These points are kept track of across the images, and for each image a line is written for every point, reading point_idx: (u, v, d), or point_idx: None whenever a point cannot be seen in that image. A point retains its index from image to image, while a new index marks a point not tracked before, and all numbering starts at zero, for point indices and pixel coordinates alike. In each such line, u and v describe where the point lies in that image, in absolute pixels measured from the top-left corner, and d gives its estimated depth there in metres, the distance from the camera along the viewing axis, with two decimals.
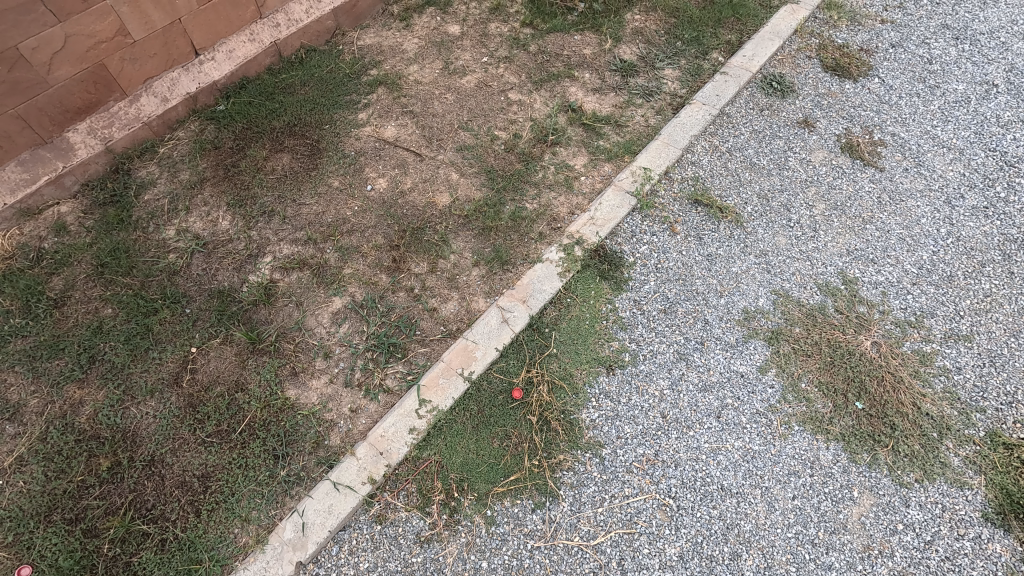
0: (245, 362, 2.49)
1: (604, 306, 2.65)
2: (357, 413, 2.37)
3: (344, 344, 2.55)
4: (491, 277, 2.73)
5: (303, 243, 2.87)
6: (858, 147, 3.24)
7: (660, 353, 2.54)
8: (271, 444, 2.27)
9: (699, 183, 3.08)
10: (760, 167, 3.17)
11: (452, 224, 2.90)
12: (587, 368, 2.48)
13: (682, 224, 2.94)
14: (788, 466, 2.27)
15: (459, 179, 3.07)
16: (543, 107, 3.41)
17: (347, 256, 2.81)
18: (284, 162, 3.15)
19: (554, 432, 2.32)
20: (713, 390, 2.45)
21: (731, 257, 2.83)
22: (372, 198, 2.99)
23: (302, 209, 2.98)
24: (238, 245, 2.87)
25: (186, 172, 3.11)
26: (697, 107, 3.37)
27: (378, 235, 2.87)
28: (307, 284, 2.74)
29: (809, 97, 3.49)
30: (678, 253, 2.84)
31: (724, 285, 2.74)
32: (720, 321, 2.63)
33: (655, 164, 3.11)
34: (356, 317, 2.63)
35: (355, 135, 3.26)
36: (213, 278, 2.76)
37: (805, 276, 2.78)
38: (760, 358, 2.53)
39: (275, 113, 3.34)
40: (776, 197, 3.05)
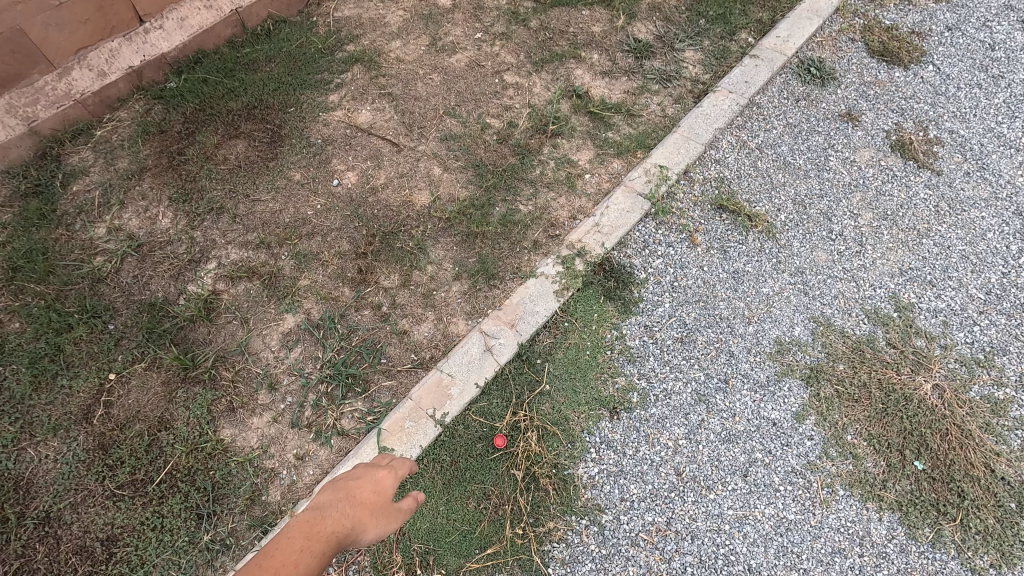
0: (173, 394, 2.07)
1: (609, 333, 2.21)
2: (303, 462, 1.95)
3: (295, 373, 2.12)
4: (475, 294, 2.28)
5: (255, 248, 2.44)
6: (911, 146, 2.76)
7: (674, 394, 2.10)
8: (194, 500, 1.85)
9: (725, 185, 2.61)
10: (796, 167, 2.69)
11: (431, 229, 2.45)
12: (587, 411, 2.05)
13: (704, 234, 2.47)
14: (831, 543, 1.84)
15: (442, 174, 2.62)
16: (544, 92, 2.94)
17: (304, 265, 2.37)
18: (239, 150, 2.69)
19: (543, 492, 1.89)
20: (739, 442, 2.01)
21: (761, 276, 2.37)
22: (338, 195, 2.54)
23: (257, 207, 2.54)
24: (179, 248, 2.44)
25: (125, 160, 2.67)
26: (722, 94, 2.90)
27: (342, 239, 2.42)
28: (256, 298, 2.31)
29: (853, 85, 3.01)
30: (699, 270, 2.38)
31: (753, 310, 2.29)
32: (748, 354, 2.19)
33: (673, 161, 2.64)
34: (310, 340, 2.20)
35: (323, 120, 2.80)
36: (145, 287, 2.33)
37: (850, 300, 2.32)
38: (796, 403, 2.09)
39: (232, 92, 2.88)
40: (814, 203, 2.58)
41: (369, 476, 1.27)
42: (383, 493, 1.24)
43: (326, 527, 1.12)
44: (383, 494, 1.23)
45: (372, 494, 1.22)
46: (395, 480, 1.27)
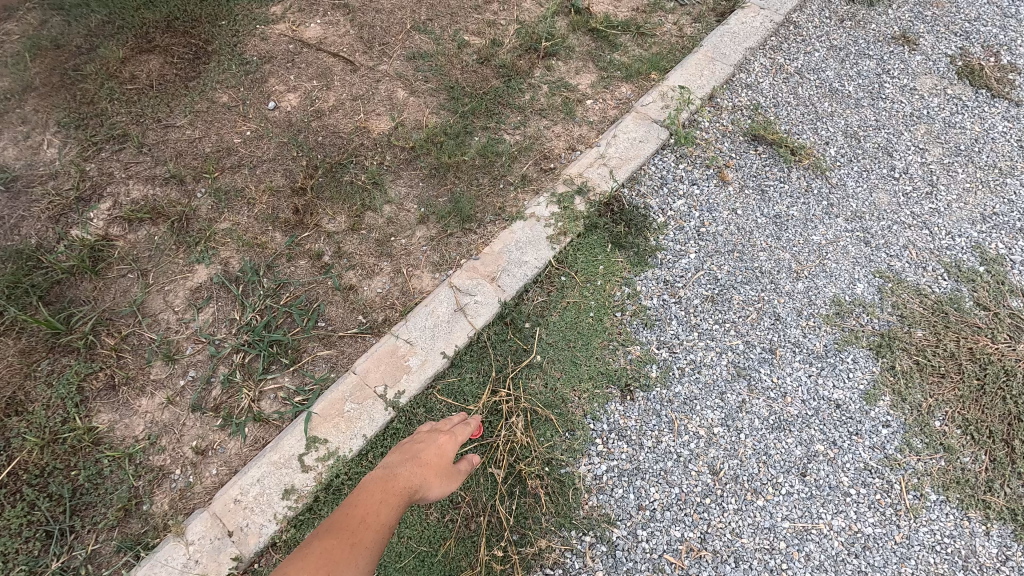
0: (32, 366, 1.53)
1: (618, 290, 1.70)
2: (204, 457, 1.43)
3: (202, 340, 1.59)
4: (445, 240, 1.76)
5: (163, 184, 1.89)
6: (982, 73, 2.27)
7: (705, 368, 1.60)
8: (43, 511, 1.32)
9: (759, 114, 2.10)
10: (844, 95, 2.19)
11: (391, 161, 1.93)
12: (590, 389, 1.54)
13: (735, 170, 1.96)
14: (926, 567, 1.34)
15: (407, 98, 2.09)
16: (535, 8, 2.41)
17: (225, 204, 1.83)
18: (153, 67, 2.15)
19: (533, 499, 1.39)
20: (792, 430, 1.51)
21: (810, 221, 1.87)
22: (274, 119, 2.00)
23: (170, 134, 2.00)
24: (65, 183, 1.89)
25: (6, 78, 2.12)
26: (753, 11, 2.41)
27: (276, 173, 1.89)
28: (160, 245, 1.77)
29: (906, 6, 2.51)
30: (732, 213, 1.87)
31: (801, 263, 1.79)
32: (798, 317, 1.69)
33: (695, 84, 2.13)
34: (226, 298, 1.67)
35: (261, 34, 2.25)
36: (14, 231, 1.78)
37: (924, 251, 1.82)
38: (865, 379, 1.59)
39: (151, 3, 2.33)
40: (870, 136, 2.08)
41: (432, 435, 1.25)
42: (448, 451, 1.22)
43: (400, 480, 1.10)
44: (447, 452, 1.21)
45: (438, 451, 1.20)
46: (458, 438, 1.25)
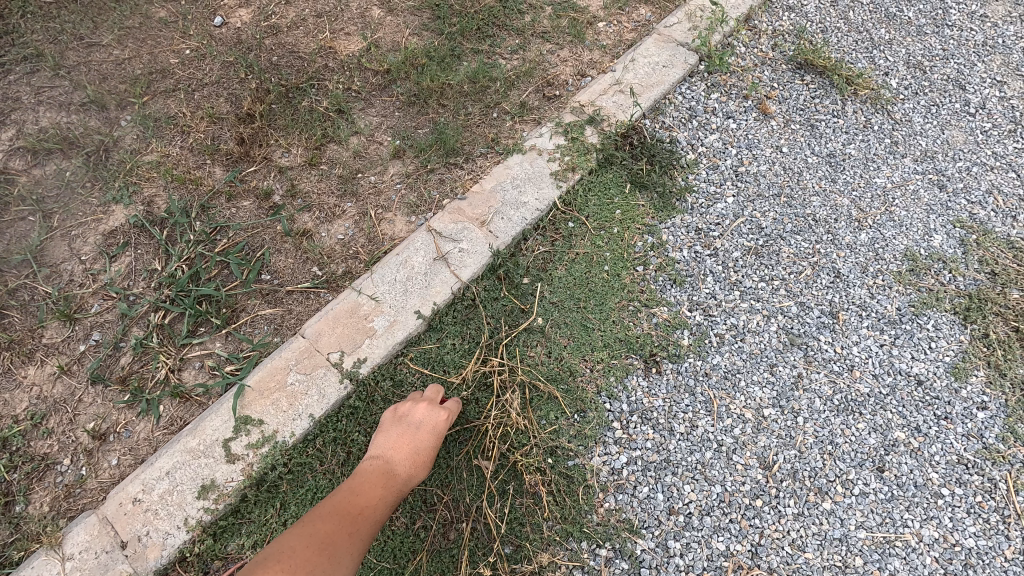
0: None
1: (639, 238, 1.36)
2: (103, 443, 1.09)
3: (112, 296, 1.26)
4: (425, 178, 1.42)
5: (81, 112, 1.55)
6: None
7: (750, 335, 1.26)
8: None
9: (805, 38, 1.75)
10: (904, 21, 1.85)
11: (361, 86, 1.58)
12: (605, 360, 1.20)
13: (779, 102, 1.62)
14: None
15: (384, 16, 1.74)
16: None
17: (154, 134, 1.49)
18: None
19: (531, 499, 1.06)
20: (863, 413, 1.18)
21: (872, 161, 1.53)
22: (221, 37, 1.65)
23: (93, 55, 1.64)
24: None
25: None
26: None
27: (219, 98, 1.54)
28: (70, 182, 1.43)
29: None
30: (776, 151, 1.54)
31: (864, 210, 1.45)
32: (864, 273, 1.35)
33: (729, 3, 1.78)
34: (147, 245, 1.32)
35: None
36: None
37: (1013, 197, 1.49)
38: (952, 350, 1.26)
39: None
40: (936, 67, 1.75)
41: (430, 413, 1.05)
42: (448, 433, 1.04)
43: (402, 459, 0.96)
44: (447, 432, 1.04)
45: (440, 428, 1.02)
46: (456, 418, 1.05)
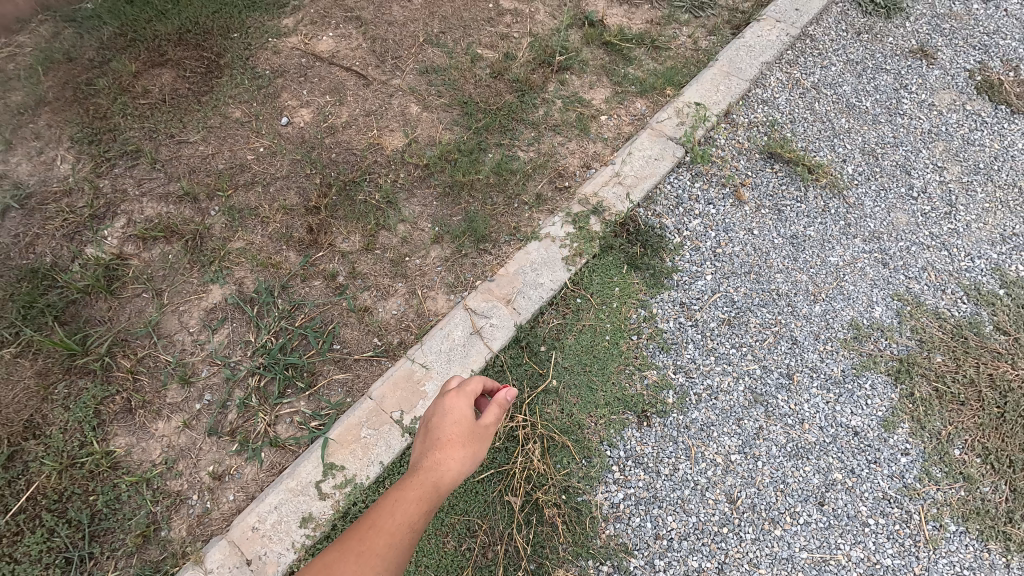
0: (49, 389, 1.53)
1: (634, 312, 1.69)
2: (221, 482, 1.43)
3: (217, 363, 1.59)
4: (460, 261, 1.75)
5: (177, 202, 1.89)
6: (1002, 88, 2.24)
7: (723, 393, 1.58)
8: (63, 537, 1.34)
9: (776, 130, 2.08)
10: (862, 111, 2.17)
11: (404, 179, 1.92)
12: (606, 415, 1.53)
13: (752, 189, 1.95)
14: None
15: (421, 114, 2.08)
16: (549, 19, 2.39)
17: (239, 223, 1.83)
18: (165, 82, 2.14)
19: (549, 527, 1.38)
20: (810, 458, 1.50)
21: (828, 241, 1.86)
22: (288, 136, 1.99)
23: (183, 151, 1.99)
24: (79, 200, 1.89)
25: (20, 93, 2.12)
26: (769, 24, 2.36)
27: (290, 191, 1.88)
28: (174, 265, 1.77)
29: (924, 18, 2.48)
30: (748, 233, 1.86)
31: (819, 285, 1.77)
32: (816, 341, 1.67)
33: (711, 101, 2.11)
34: (241, 320, 1.66)
35: (273, 47, 2.24)
36: (29, 249, 1.79)
37: (943, 273, 1.81)
38: (884, 406, 1.57)
39: (162, 15, 2.32)
40: (888, 154, 2.06)
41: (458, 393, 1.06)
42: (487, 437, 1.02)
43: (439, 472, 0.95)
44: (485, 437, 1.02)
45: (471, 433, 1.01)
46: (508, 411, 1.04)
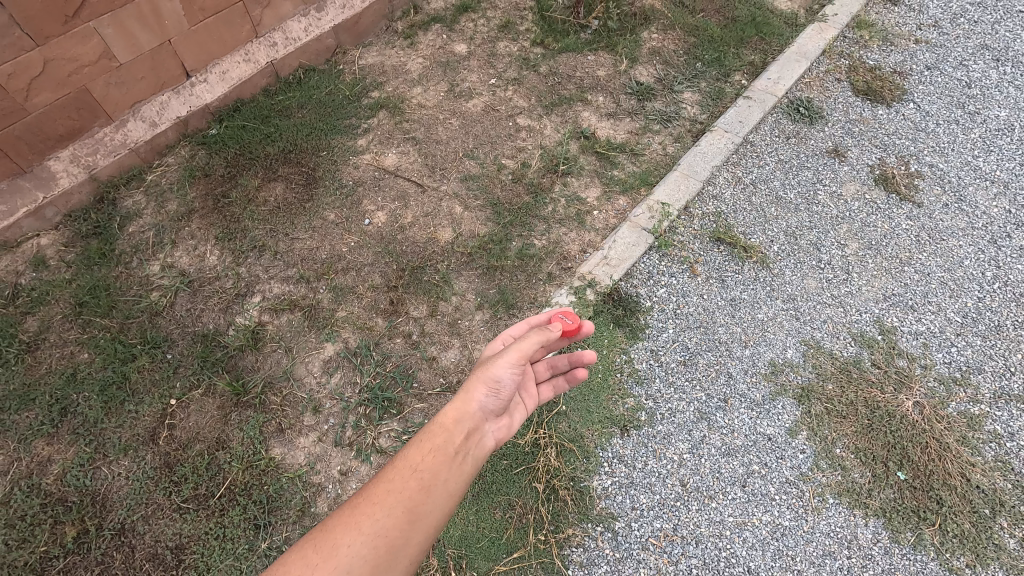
0: (227, 417, 2.29)
1: (618, 357, 2.43)
2: (347, 476, 2.18)
3: (336, 397, 2.35)
4: (497, 323, 2.52)
5: (295, 283, 2.66)
6: (893, 180, 3.01)
7: (679, 413, 2.32)
8: (252, 512, 2.08)
9: (722, 220, 2.85)
10: (787, 201, 2.94)
11: (454, 263, 2.70)
12: (599, 428, 2.27)
13: (703, 265, 2.71)
14: (822, 546, 2.05)
15: (464, 213, 2.87)
16: (554, 133, 3.20)
17: (341, 298, 2.60)
18: (278, 192, 2.95)
19: (563, 502, 2.10)
20: (738, 455, 2.23)
21: (757, 302, 2.61)
22: (370, 233, 2.80)
23: (296, 244, 2.77)
24: (226, 283, 2.67)
25: (174, 203, 2.92)
26: (719, 134, 3.15)
27: (375, 274, 2.67)
28: (298, 328, 2.53)
29: (839, 123, 3.27)
30: (700, 298, 2.61)
31: (749, 335, 2.51)
32: (745, 374, 2.41)
33: (674, 198, 2.89)
34: (348, 367, 2.42)
35: (353, 163, 3.06)
36: (198, 319, 2.56)
37: (839, 324, 2.55)
38: (790, 419, 2.30)
39: (269, 138, 3.13)
40: (805, 235, 2.82)
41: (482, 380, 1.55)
42: (506, 364, 1.50)
43: (450, 423, 1.37)
44: (501, 369, 1.49)
45: (483, 372, 1.50)
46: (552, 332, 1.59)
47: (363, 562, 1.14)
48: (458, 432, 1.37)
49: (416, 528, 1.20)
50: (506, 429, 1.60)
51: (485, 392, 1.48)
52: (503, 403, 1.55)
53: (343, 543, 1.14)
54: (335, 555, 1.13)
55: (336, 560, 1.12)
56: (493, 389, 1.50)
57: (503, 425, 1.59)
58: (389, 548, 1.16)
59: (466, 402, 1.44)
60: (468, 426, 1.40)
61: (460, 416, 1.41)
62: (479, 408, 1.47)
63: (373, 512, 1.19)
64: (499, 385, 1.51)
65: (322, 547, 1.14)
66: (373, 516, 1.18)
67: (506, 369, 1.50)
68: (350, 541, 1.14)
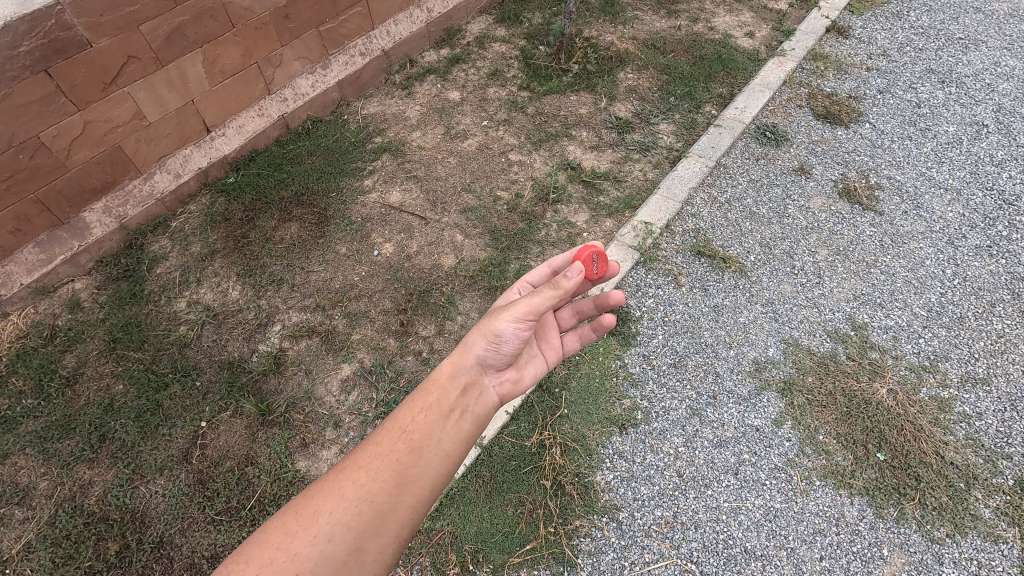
0: (255, 436, 2.47)
1: (613, 362, 2.64)
2: None
3: (354, 412, 2.53)
4: None
5: (312, 311, 2.88)
6: (856, 192, 3.29)
7: (672, 410, 2.51)
8: None
9: (701, 235, 3.11)
10: (760, 216, 3.21)
11: (458, 285, 2.93)
12: (600, 428, 2.45)
13: (686, 276, 2.95)
14: (812, 525, 2.20)
15: (464, 240, 3.13)
16: (543, 166, 3.49)
17: (355, 322, 2.82)
18: (293, 231, 3.20)
19: (569, 496, 2.26)
20: (729, 446, 2.40)
21: (738, 307, 2.83)
22: (380, 263, 3.05)
23: (311, 277, 3.01)
24: (248, 314, 2.88)
25: (197, 244, 3.16)
26: (693, 159, 3.45)
27: (385, 299, 2.90)
28: (317, 352, 2.73)
29: (803, 144, 3.58)
30: (685, 306, 2.84)
31: (732, 336, 2.73)
32: (731, 373, 2.61)
33: (656, 218, 3.16)
34: (365, 384, 2.62)
35: (361, 202, 3.34)
36: (224, 349, 2.75)
37: (814, 323, 2.77)
38: (775, 411, 2.48)
39: (283, 183, 3.41)
40: (778, 245, 3.08)
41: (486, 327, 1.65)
42: (508, 317, 1.56)
43: (443, 381, 1.49)
44: (501, 322, 1.56)
45: (484, 326, 1.58)
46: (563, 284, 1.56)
47: (345, 527, 1.22)
48: (452, 390, 1.48)
49: (404, 490, 1.28)
50: (510, 385, 1.69)
51: (484, 346, 1.57)
52: (504, 359, 1.63)
53: (326, 508, 1.24)
54: (317, 520, 1.22)
55: (317, 524, 1.22)
56: (493, 343, 1.58)
57: (507, 381, 1.69)
58: (373, 510, 1.25)
59: (463, 358, 1.55)
60: (462, 383, 1.51)
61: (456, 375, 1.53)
62: (476, 363, 1.57)
63: (360, 477, 1.28)
64: (499, 337, 1.58)
65: (307, 512, 1.24)
66: (356, 482, 1.27)
67: (508, 323, 1.57)
68: (335, 505, 1.24)
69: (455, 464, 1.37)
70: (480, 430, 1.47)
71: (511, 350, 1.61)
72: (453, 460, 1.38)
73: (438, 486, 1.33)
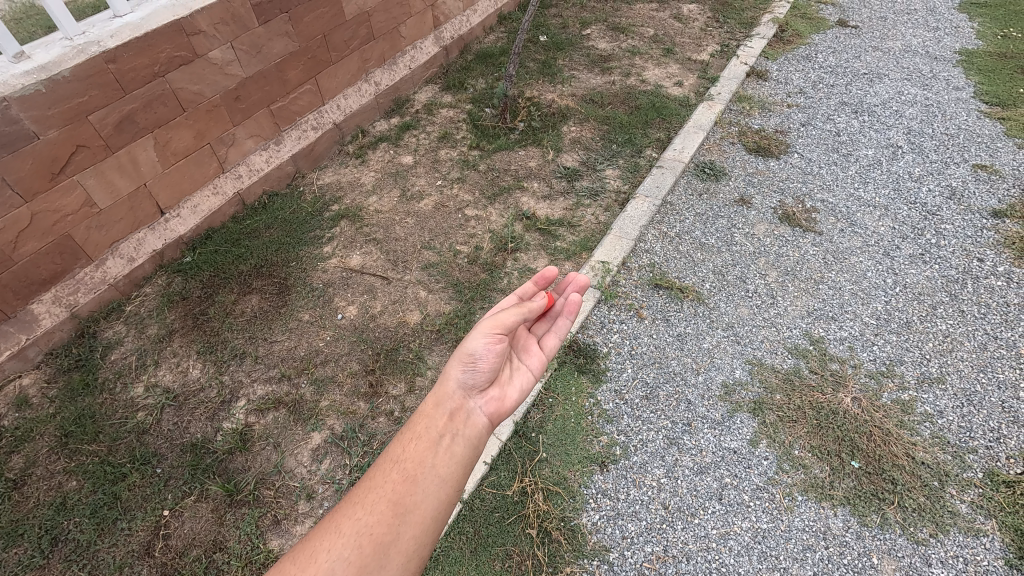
0: (222, 519, 2.34)
1: (587, 401, 2.64)
2: None
3: (327, 481, 2.44)
4: None
5: (277, 381, 2.81)
6: (794, 217, 3.50)
7: (650, 442, 2.51)
8: None
9: (656, 269, 3.23)
10: (709, 246, 3.36)
11: (425, 341, 2.94)
12: (580, 468, 2.42)
13: (648, 309, 3.04)
14: (801, 542, 2.19)
15: (428, 296, 3.16)
16: (499, 219, 3.60)
17: (323, 388, 2.76)
18: (253, 303, 3.17)
19: (557, 543, 2.20)
20: (710, 471, 2.41)
21: (700, 333, 2.92)
22: (344, 326, 3.03)
23: (274, 347, 2.95)
24: (210, 393, 2.78)
25: (154, 326, 3.09)
26: (641, 200, 3.62)
27: (352, 361, 2.87)
28: (284, 424, 2.65)
29: (740, 177, 3.82)
30: (650, 338, 2.91)
31: (699, 362, 2.79)
32: (702, 399, 2.65)
33: (612, 257, 3.27)
34: (337, 451, 2.54)
35: (321, 268, 3.35)
36: (186, 431, 2.64)
37: (774, 342, 2.86)
38: (749, 432, 2.51)
39: (241, 257, 3.40)
40: (730, 271, 3.21)
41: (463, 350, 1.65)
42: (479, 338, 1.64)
43: (432, 412, 1.50)
44: (474, 342, 1.64)
45: (459, 349, 1.64)
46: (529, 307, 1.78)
47: (346, 563, 1.19)
48: (440, 417, 1.49)
49: (404, 521, 1.26)
50: (500, 401, 1.69)
51: (462, 367, 1.62)
52: (487, 377, 1.67)
53: (324, 547, 1.22)
54: (315, 561, 1.20)
55: (315, 564, 1.19)
56: (468, 364, 1.63)
57: (497, 397, 1.69)
58: (374, 543, 1.22)
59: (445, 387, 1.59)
60: (449, 409, 1.53)
61: (440, 402, 1.54)
62: (459, 388, 1.60)
63: (357, 513, 1.27)
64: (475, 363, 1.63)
65: (304, 553, 1.22)
66: (355, 517, 1.26)
67: (479, 344, 1.64)
68: (334, 541, 1.22)
69: (454, 488, 1.35)
70: (473, 451, 1.46)
71: (489, 366, 1.66)
72: (452, 486, 1.36)
73: (439, 513, 1.30)
